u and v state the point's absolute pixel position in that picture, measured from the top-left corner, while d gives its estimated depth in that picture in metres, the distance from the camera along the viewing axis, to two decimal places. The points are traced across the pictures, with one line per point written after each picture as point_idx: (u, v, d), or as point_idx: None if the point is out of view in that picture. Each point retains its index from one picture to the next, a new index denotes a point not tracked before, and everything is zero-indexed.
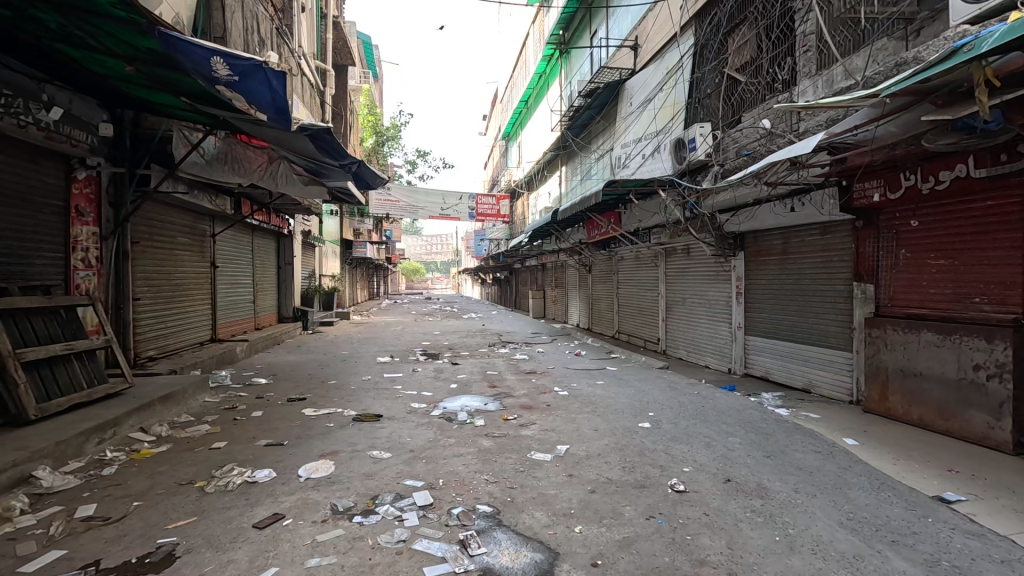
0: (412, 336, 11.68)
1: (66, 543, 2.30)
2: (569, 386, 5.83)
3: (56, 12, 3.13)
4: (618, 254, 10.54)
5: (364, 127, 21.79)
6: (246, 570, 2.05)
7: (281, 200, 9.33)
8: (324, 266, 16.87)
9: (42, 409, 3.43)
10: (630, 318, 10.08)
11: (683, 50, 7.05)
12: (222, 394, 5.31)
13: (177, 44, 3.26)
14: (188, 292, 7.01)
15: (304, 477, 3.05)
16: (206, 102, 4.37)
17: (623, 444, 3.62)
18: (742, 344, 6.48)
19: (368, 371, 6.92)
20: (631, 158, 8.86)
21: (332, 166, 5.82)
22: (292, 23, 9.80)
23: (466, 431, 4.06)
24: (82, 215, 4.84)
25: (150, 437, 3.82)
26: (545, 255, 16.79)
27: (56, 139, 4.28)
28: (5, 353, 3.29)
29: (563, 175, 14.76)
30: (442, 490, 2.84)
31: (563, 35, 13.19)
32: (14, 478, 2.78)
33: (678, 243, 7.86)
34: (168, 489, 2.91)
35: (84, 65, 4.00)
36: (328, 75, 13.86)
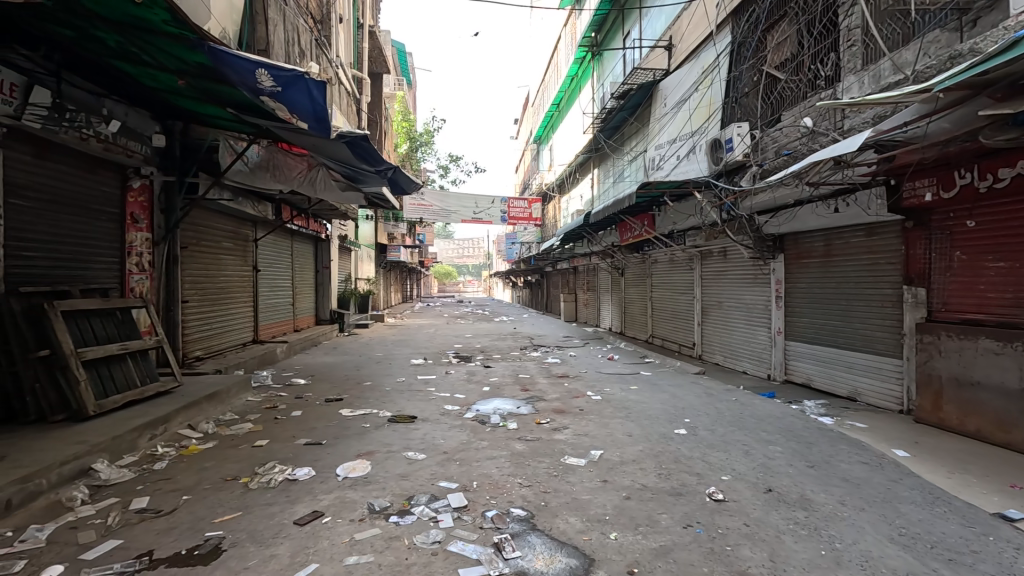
0: (444, 338, 11.82)
1: (122, 533, 2.43)
2: (603, 390, 5.78)
3: (115, 32, 3.33)
4: (652, 257, 10.40)
5: (399, 133, 22.20)
6: (288, 566, 2.11)
7: (319, 206, 9.62)
8: (360, 270, 17.30)
9: (100, 405, 3.63)
10: (664, 322, 9.91)
11: (720, 49, 6.91)
12: (263, 394, 5.50)
13: (225, 58, 3.40)
14: (232, 294, 7.29)
15: (342, 476, 3.12)
16: (250, 113, 4.55)
17: (658, 450, 3.55)
18: (782, 349, 6.27)
19: (402, 373, 7.04)
20: (665, 160, 8.74)
21: (369, 172, 5.96)
22: (331, 34, 10.10)
23: (499, 433, 4.08)
24: (137, 222, 5.11)
25: (198, 434, 3.99)
26: (577, 258, 16.73)
27: (114, 150, 4.55)
28: (67, 352, 3.50)
29: (595, 178, 14.67)
30: (476, 492, 2.86)
31: (596, 37, 13.12)
32: (75, 469, 2.95)
33: (714, 245, 7.69)
34: (215, 485, 3.02)
35: (139, 80, 4.23)
36: (365, 84, 14.22)
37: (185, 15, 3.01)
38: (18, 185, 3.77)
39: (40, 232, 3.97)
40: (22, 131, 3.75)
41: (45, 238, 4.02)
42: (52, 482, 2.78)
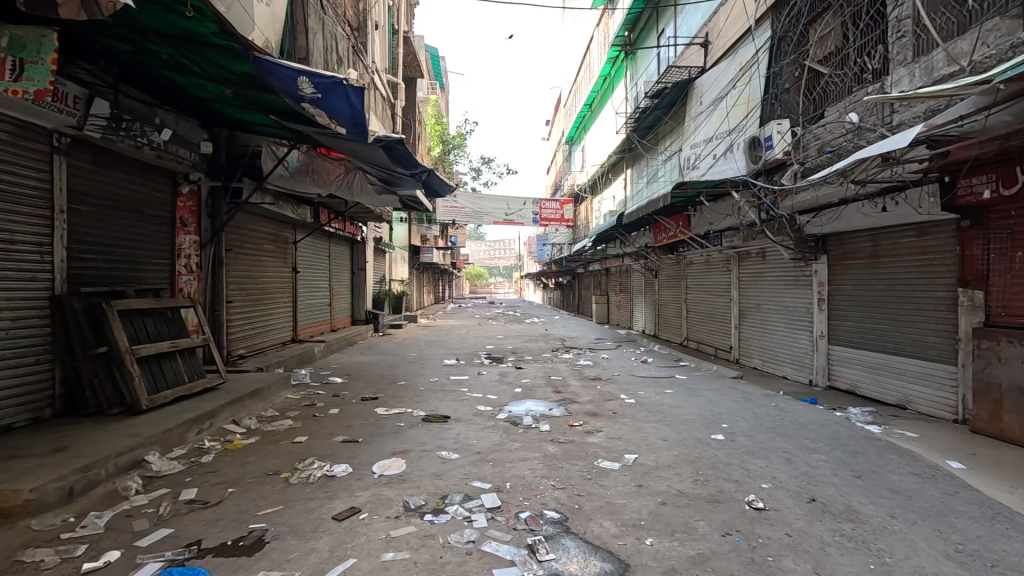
0: (476, 339, 11.91)
1: (172, 522, 2.55)
2: (636, 393, 5.70)
3: (168, 45, 3.50)
4: (687, 258, 10.19)
5: (432, 136, 22.48)
6: (328, 559, 2.17)
7: (355, 209, 9.84)
8: (394, 271, 17.63)
9: (153, 399, 3.82)
10: (700, 325, 9.69)
11: (759, 44, 6.74)
12: (302, 392, 5.66)
13: (269, 67, 3.53)
14: (273, 295, 7.53)
15: (378, 474, 3.18)
16: (291, 119, 4.70)
17: (694, 456, 3.47)
18: (825, 354, 6.04)
19: (435, 373, 7.12)
20: (701, 159, 8.55)
21: (404, 175, 6.06)
22: (366, 41, 10.32)
23: (532, 435, 4.08)
24: (186, 225, 5.35)
25: (242, 430, 4.15)
26: (609, 260, 16.57)
27: (166, 157, 4.78)
28: (123, 349, 3.69)
29: (628, 178, 14.50)
30: (509, 494, 2.86)
31: (629, 36, 12.98)
32: (130, 461, 3.11)
33: (753, 246, 7.47)
34: (258, 479, 3.13)
35: (188, 90, 4.43)
36: (399, 89, 14.47)
37: (232, 27, 3.13)
38: (80, 191, 4.00)
39: (99, 236, 4.20)
40: (83, 140, 3.99)
41: (103, 241, 4.25)
42: (109, 472, 2.94)
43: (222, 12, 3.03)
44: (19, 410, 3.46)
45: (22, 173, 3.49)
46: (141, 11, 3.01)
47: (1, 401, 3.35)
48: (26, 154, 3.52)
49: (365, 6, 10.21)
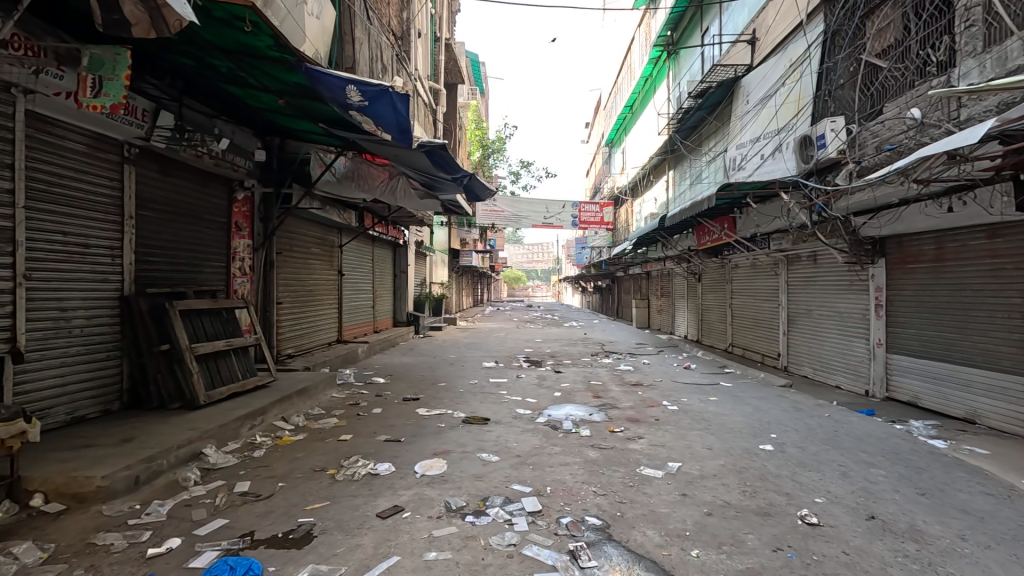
0: (515, 342, 11.95)
1: (228, 513, 2.67)
2: (679, 400, 5.57)
3: (226, 59, 3.69)
4: (732, 261, 9.88)
5: (472, 141, 22.78)
6: (372, 556, 2.22)
7: (398, 214, 10.07)
8: (434, 274, 17.96)
9: (210, 395, 4.03)
10: (745, 331, 9.38)
11: (811, 39, 6.50)
12: (346, 391, 5.83)
13: (319, 76, 3.66)
14: (319, 297, 7.79)
15: (419, 474, 3.24)
16: (340, 126, 4.85)
17: (741, 466, 3.36)
18: (883, 363, 5.71)
19: (475, 375, 7.18)
20: (748, 159, 8.29)
21: (445, 180, 6.14)
22: (410, 49, 10.58)
23: (572, 440, 4.04)
24: (240, 230, 5.61)
25: (290, 426, 4.31)
26: (650, 263, 16.29)
27: (223, 165, 5.03)
28: (183, 348, 3.90)
29: (670, 180, 14.21)
30: (550, 498, 2.85)
31: (672, 35, 12.75)
32: (189, 453, 3.29)
33: (804, 249, 7.16)
34: (306, 474, 3.25)
35: (245, 101, 4.66)
36: (440, 94, 14.74)
37: (286, 40, 3.28)
38: (147, 198, 4.27)
39: (162, 240, 4.46)
40: (150, 151, 4.25)
41: (167, 245, 4.52)
42: (171, 463, 3.11)
43: (277, 27, 3.17)
44: (91, 403, 3.72)
45: (96, 181, 3.75)
46: (203, 27, 3.19)
47: (76, 394, 3.60)
48: (100, 164, 3.78)
49: (409, 15, 10.47)
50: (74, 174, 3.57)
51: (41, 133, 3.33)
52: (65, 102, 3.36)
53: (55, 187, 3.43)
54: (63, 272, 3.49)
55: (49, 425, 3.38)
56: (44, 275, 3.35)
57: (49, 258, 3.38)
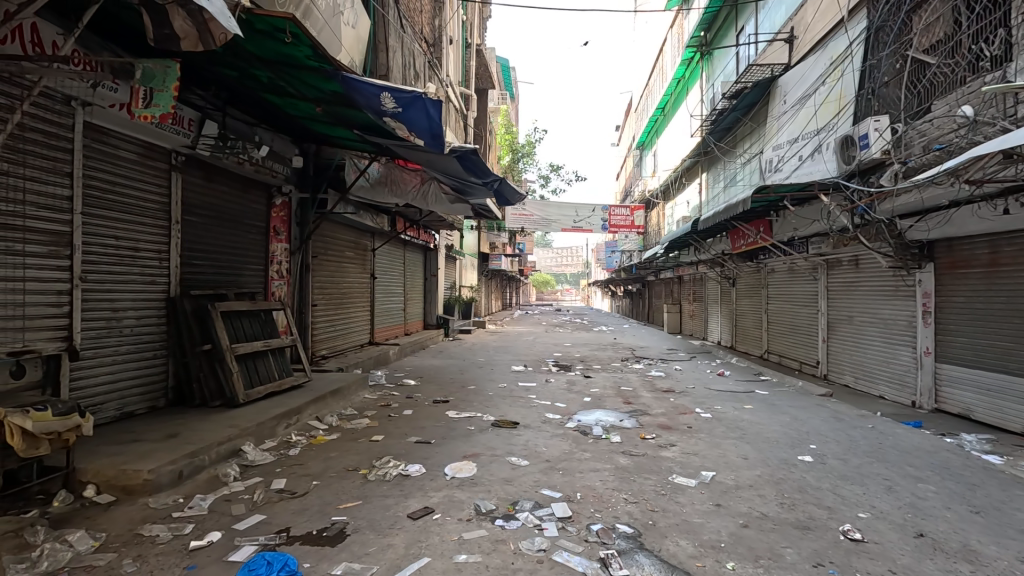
0: (543, 346, 11.93)
1: (265, 509, 2.75)
2: (713, 408, 5.43)
3: (267, 69, 3.83)
4: (768, 265, 9.60)
5: (502, 145, 22.95)
6: (404, 556, 2.24)
7: (429, 218, 10.20)
8: (463, 278, 18.13)
9: (248, 394, 4.17)
10: (782, 337, 9.09)
11: (852, 36, 6.29)
12: (378, 392, 5.93)
13: (354, 84, 3.75)
14: (352, 299, 7.96)
15: (450, 476, 3.26)
16: (374, 133, 4.96)
17: (778, 477, 3.25)
18: (931, 373, 5.44)
19: (504, 378, 7.19)
20: (785, 160, 8.07)
21: (476, 184, 6.19)
22: (442, 56, 10.73)
23: (602, 446, 4.00)
24: (278, 234, 5.79)
25: (324, 426, 4.41)
26: (681, 267, 16.01)
27: (263, 171, 5.21)
28: (224, 347, 4.05)
29: (703, 182, 13.94)
30: (580, 504, 2.82)
31: (705, 36, 12.54)
32: (229, 450, 3.41)
33: (845, 253, 6.90)
34: (339, 473, 3.31)
35: (284, 109, 4.81)
36: (471, 99, 14.89)
37: (324, 50, 3.38)
38: (192, 204, 4.45)
39: (206, 244, 4.64)
40: (196, 158, 4.44)
41: (209, 249, 4.70)
42: (212, 459, 3.23)
43: (315, 37, 3.28)
44: (140, 399, 3.90)
45: (146, 188, 3.94)
46: (247, 40, 3.32)
47: (126, 390, 3.78)
48: (150, 172, 3.97)
49: (440, 23, 10.63)
50: (127, 181, 3.76)
51: (97, 143, 3.52)
52: (119, 113, 3.55)
53: (109, 195, 3.61)
54: (116, 275, 3.67)
55: (101, 420, 3.56)
56: (99, 277, 3.53)
57: (103, 260, 3.56)
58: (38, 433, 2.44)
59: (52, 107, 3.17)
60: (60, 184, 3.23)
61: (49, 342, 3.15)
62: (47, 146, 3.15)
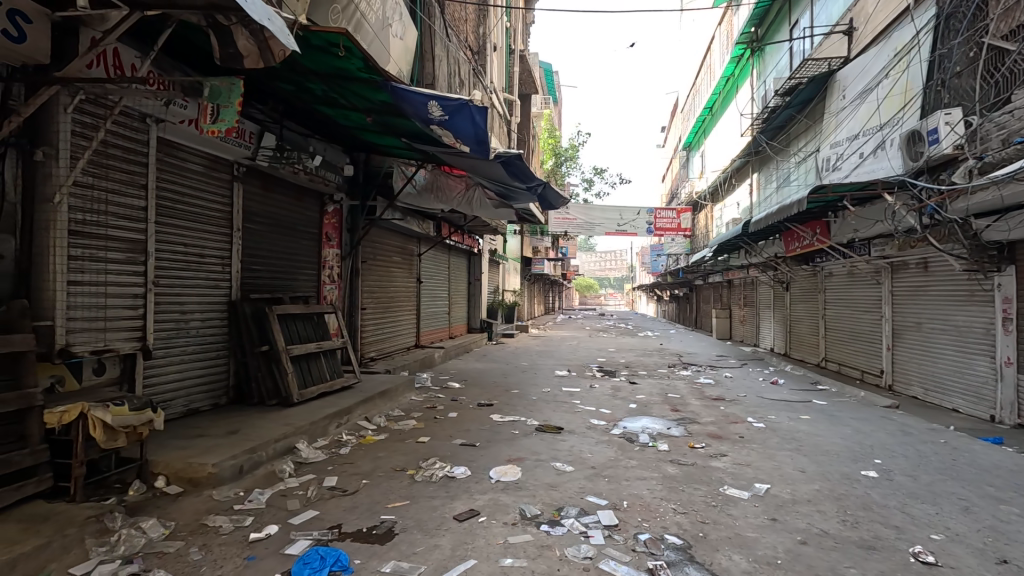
0: (587, 351, 11.80)
1: (318, 505, 2.85)
2: (766, 417, 5.21)
3: (321, 82, 4.00)
4: (826, 269, 9.14)
5: (545, 150, 23.03)
6: (450, 557, 2.27)
7: (473, 223, 10.34)
8: (506, 282, 18.22)
9: (302, 394, 4.35)
10: (841, 345, 8.61)
11: (919, 25, 5.92)
12: (424, 394, 6.04)
13: (402, 93, 3.85)
14: (399, 303, 8.16)
15: (495, 479, 3.28)
16: (421, 140, 5.08)
17: (840, 493, 3.08)
18: (1012, 385, 5.03)
19: (548, 383, 7.15)
20: (844, 158, 7.68)
21: (520, 189, 6.23)
22: (486, 63, 10.87)
23: (649, 454, 3.91)
24: (330, 240, 6.01)
25: (373, 426, 4.54)
26: (731, 271, 15.48)
27: (316, 180, 5.44)
28: (280, 349, 4.25)
29: (754, 183, 13.45)
30: (627, 513, 2.77)
31: (756, 32, 12.12)
32: (285, 446, 3.56)
33: (912, 255, 6.48)
34: (387, 473, 3.40)
35: (335, 120, 5.01)
36: (514, 105, 15.00)
37: (375, 62, 3.50)
38: (252, 212, 4.70)
39: (264, 251, 4.88)
40: (255, 169, 4.69)
41: (267, 255, 4.94)
42: (270, 455, 3.39)
43: (367, 50, 3.39)
44: (204, 396, 4.14)
45: (212, 197, 4.19)
46: (304, 55, 3.48)
47: (192, 388, 4.02)
48: (215, 182, 4.23)
49: (485, 30, 10.77)
50: (194, 191, 4.02)
51: (168, 157, 3.77)
52: (188, 128, 3.81)
53: (179, 205, 3.87)
54: (184, 279, 3.92)
55: (170, 415, 3.80)
56: (169, 282, 3.78)
57: (173, 266, 3.82)
58: (115, 426, 2.63)
59: (130, 124, 3.42)
60: (137, 195, 3.48)
61: (127, 341, 3.39)
62: (126, 160, 3.40)
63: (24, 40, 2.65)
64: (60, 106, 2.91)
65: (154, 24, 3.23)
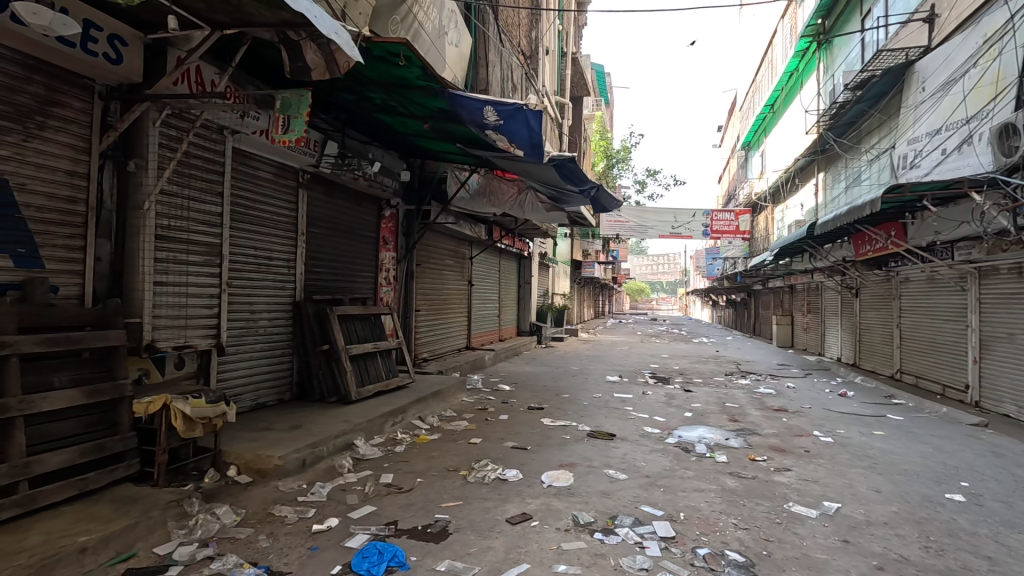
0: (639, 356, 11.55)
1: (375, 501, 2.94)
2: (834, 432, 4.90)
3: (382, 91, 4.14)
4: (901, 274, 8.51)
5: (596, 152, 22.85)
6: (504, 561, 2.27)
7: (524, 226, 10.39)
8: (556, 285, 18.16)
9: (359, 392, 4.51)
10: (918, 356, 7.99)
11: (1012, 8, 5.43)
12: (475, 396, 6.11)
13: (459, 100, 3.93)
14: (451, 305, 8.30)
15: (547, 484, 3.26)
16: (475, 145, 5.16)
17: (920, 516, 2.85)
18: None
19: (599, 389, 7.05)
20: (924, 155, 7.14)
21: (572, 192, 6.20)
22: (538, 67, 10.89)
23: (707, 465, 3.77)
24: (387, 244, 6.19)
25: (426, 426, 4.63)
26: (793, 276, 14.71)
27: (375, 186, 5.64)
28: (340, 348, 4.43)
29: (819, 183, 12.74)
30: (684, 525, 2.68)
31: (823, 23, 11.48)
32: (344, 443, 3.70)
33: (1004, 260, 5.92)
34: (441, 473, 3.45)
35: (394, 127, 5.18)
36: (566, 108, 14.96)
37: (434, 70, 3.59)
38: (315, 217, 4.93)
39: (325, 254, 5.10)
40: (319, 176, 4.92)
41: (328, 258, 5.16)
42: (330, 451, 3.53)
43: (426, 58, 3.49)
44: (270, 392, 4.37)
45: (280, 203, 4.43)
46: (367, 66, 3.62)
47: (260, 383, 4.26)
48: (283, 189, 4.46)
49: (538, 34, 10.80)
50: (264, 198, 4.26)
51: (242, 166, 4.02)
52: (260, 138, 4.05)
53: (251, 210, 4.11)
54: (254, 281, 4.16)
55: (240, 408, 4.03)
56: (241, 283, 4.02)
57: (245, 268, 4.06)
58: (194, 417, 2.82)
59: (209, 136, 3.67)
60: (214, 202, 3.72)
61: (204, 339, 3.63)
62: (205, 169, 3.65)
63: (121, 62, 2.91)
64: (149, 121, 3.15)
65: (232, 42, 3.46)
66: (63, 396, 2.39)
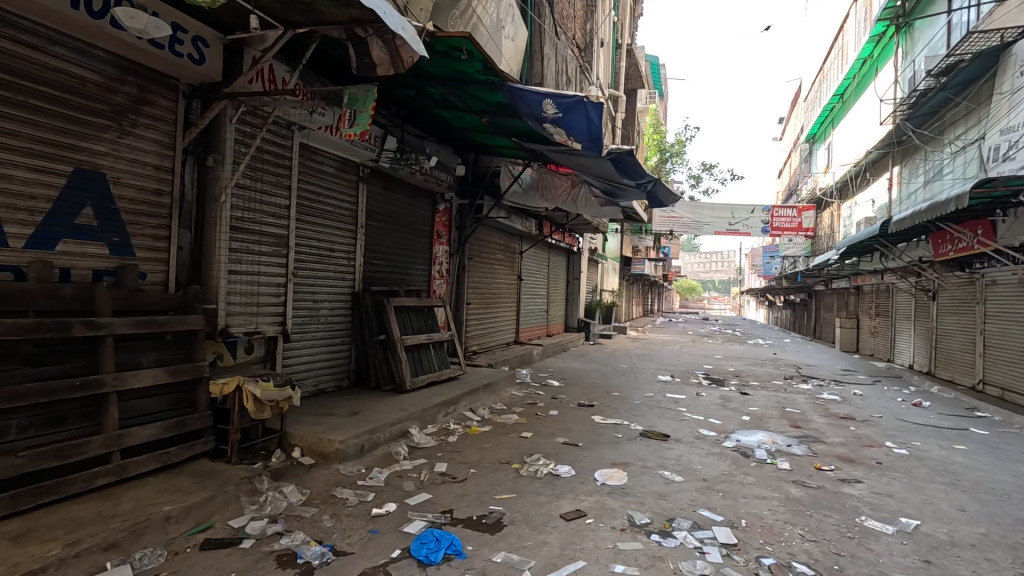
0: (692, 356, 11.22)
1: (431, 489, 3.00)
2: (908, 443, 4.58)
3: (441, 86, 4.20)
4: (988, 276, 7.82)
5: (649, 145, 22.27)
6: (559, 556, 2.26)
7: (575, 221, 10.27)
8: (605, 282, 17.91)
9: (413, 381, 4.62)
10: (1005, 366, 7.32)
11: None
12: (524, 390, 6.12)
13: (519, 93, 3.93)
14: (501, 299, 8.35)
15: (600, 482, 3.22)
16: (530, 139, 5.16)
17: (1014, 541, 2.61)
18: None
19: (650, 388, 6.90)
20: (1020, 147, 6.52)
21: (628, 186, 6.09)
22: (592, 59, 10.69)
23: (769, 471, 3.61)
24: (440, 238, 6.29)
25: (477, 418, 4.68)
26: (861, 277, 13.83)
27: (431, 180, 5.73)
28: (396, 338, 4.55)
29: (893, 177, 11.91)
30: (746, 532, 2.58)
31: (904, 6, 10.48)
32: (400, 430, 3.79)
33: None
34: (493, 465, 3.48)
35: (451, 122, 5.25)
36: (620, 101, 14.63)
37: (494, 64, 3.60)
38: (374, 211, 5.07)
39: (383, 246, 5.24)
40: (378, 171, 5.05)
41: (385, 250, 5.29)
42: (386, 437, 3.63)
43: (487, 51, 3.49)
44: (330, 378, 4.54)
45: (342, 197, 4.60)
46: (429, 61, 3.68)
47: (321, 369, 4.43)
48: (345, 183, 4.62)
49: (593, 26, 10.63)
50: (328, 191, 4.42)
51: (308, 160, 4.18)
52: (325, 134, 4.21)
53: (316, 203, 4.28)
54: (318, 270, 4.32)
55: (303, 392, 4.22)
56: (306, 272, 4.19)
57: (310, 258, 4.23)
58: (263, 400, 2.94)
59: (280, 132, 3.85)
60: (283, 195, 3.89)
61: (272, 325, 3.82)
62: (275, 164, 3.82)
63: (203, 62, 3.06)
64: (226, 118, 3.33)
65: (300, 42, 3.59)
66: (150, 374, 2.55)
